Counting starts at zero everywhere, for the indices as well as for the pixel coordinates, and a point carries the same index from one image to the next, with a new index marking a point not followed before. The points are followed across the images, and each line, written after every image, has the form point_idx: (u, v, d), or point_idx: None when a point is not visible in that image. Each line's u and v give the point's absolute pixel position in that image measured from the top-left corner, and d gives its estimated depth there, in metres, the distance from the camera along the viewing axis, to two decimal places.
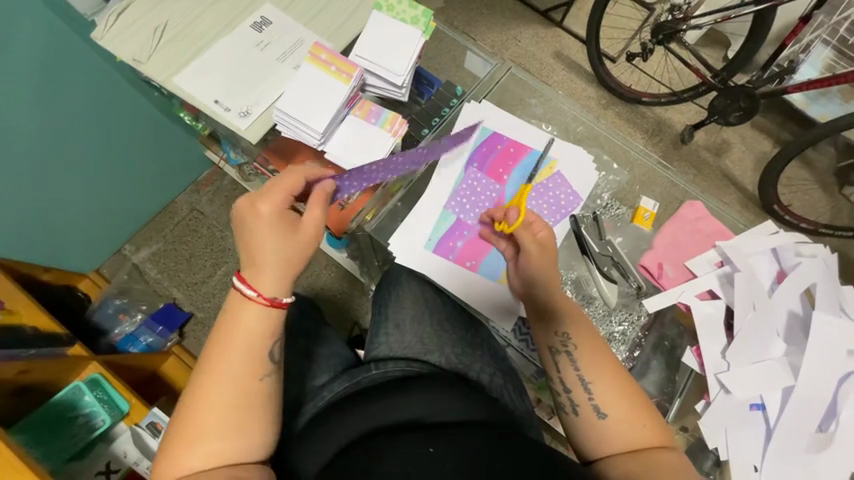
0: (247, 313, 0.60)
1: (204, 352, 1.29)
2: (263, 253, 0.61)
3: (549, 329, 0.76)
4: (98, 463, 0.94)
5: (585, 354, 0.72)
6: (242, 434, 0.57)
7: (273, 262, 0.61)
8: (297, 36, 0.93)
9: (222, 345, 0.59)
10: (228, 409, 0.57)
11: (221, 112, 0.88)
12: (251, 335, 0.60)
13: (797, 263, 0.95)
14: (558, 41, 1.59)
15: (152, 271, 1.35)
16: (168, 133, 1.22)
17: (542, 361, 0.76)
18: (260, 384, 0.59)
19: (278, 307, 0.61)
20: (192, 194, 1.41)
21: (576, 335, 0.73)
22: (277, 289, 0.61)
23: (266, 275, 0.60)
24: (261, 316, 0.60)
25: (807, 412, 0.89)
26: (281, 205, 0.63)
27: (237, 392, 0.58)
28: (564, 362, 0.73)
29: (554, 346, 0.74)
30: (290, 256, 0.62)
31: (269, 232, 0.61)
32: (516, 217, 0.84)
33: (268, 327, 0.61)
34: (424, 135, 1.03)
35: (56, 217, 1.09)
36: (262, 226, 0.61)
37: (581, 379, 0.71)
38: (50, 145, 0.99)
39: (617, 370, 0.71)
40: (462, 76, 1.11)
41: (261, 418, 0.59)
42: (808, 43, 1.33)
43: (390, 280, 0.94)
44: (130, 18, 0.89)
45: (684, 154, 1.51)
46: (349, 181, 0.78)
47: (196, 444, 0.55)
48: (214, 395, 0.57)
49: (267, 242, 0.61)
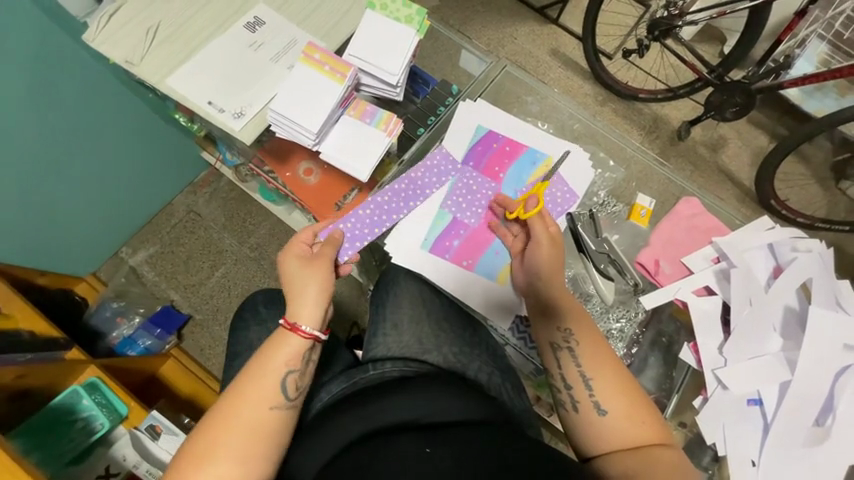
0: (285, 344, 0.70)
1: (202, 354, 1.30)
2: (298, 289, 0.72)
3: (550, 325, 0.76)
4: (97, 467, 0.95)
5: (587, 351, 0.73)
6: (246, 460, 0.62)
7: (309, 296, 0.72)
8: (291, 36, 0.93)
9: (254, 371, 0.67)
10: (243, 432, 0.63)
11: (215, 113, 0.88)
12: (276, 369, 0.68)
13: (793, 259, 0.96)
14: (554, 38, 1.59)
15: (150, 273, 1.35)
16: (164, 135, 1.22)
17: (543, 357, 0.76)
18: (274, 413, 0.65)
19: (295, 333, 0.70)
20: (189, 196, 1.40)
21: (579, 332, 0.74)
22: (314, 319, 0.71)
23: (302, 307, 0.71)
24: (295, 345, 0.70)
25: (804, 407, 0.90)
26: (302, 253, 0.77)
27: (250, 420, 0.64)
28: (566, 358, 0.73)
29: (557, 342, 0.75)
30: (319, 288, 0.73)
31: (300, 272, 0.74)
32: (536, 204, 0.83)
33: (295, 359, 0.69)
34: (419, 135, 1.03)
35: (52, 219, 1.09)
36: (291, 266, 0.74)
37: (582, 375, 0.71)
38: (45, 149, 0.99)
39: (618, 368, 0.72)
40: (458, 75, 1.12)
41: (266, 450, 0.63)
42: (804, 37, 1.32)
43: (387, 281, 0.94)
44: (122, 19, 0.89)
45: (680, 150, 1.51)
46: (356, 229, 0.89)
47: (205, 463, 0.61)
48: (230, 419, 0.63)
49: (298, 279, 0.73)
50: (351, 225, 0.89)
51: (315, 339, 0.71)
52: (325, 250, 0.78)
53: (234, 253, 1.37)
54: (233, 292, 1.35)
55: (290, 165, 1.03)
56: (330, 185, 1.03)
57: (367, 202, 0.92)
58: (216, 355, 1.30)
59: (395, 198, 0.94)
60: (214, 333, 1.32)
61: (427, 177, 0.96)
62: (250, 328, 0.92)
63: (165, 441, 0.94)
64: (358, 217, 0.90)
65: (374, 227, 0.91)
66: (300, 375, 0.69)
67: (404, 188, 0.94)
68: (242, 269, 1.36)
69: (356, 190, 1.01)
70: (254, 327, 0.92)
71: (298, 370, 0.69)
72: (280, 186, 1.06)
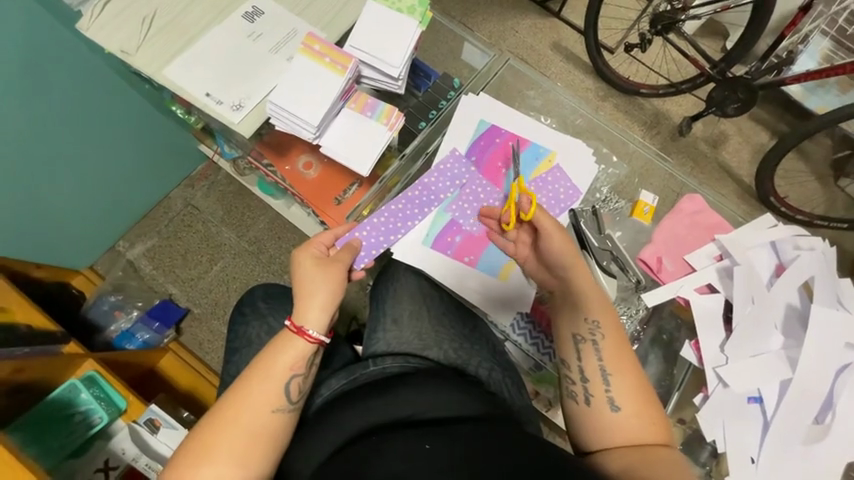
0: (290, 347, 0.68)
1: (201, 348, 1.29)
2: (310, 288, 0.71)
3: (577, 316, 0.74)
4: (97, 460, 0.95)
5: (610, 347, 0.72)
6: (243, 463, 0.61)
7: (319, 299, 0.70)
8: (290, 26, 0.92)
9: (257, 371, 0.66)
10: (240, 434, 0.62)
11: (213, 105, 0.86)
12: (280, 371, 0.67)
13: (796, 256, 0.95)
14: (556, 32, 1.57)
15: (147, 267, 1.33)
16: (161, 126, 1.20)
17: (561, 347, 0.75)
18: (274, 417, 0.64)
19: (301, 338, 0.68)
20: (186, 189, 1.38)
21: (606, 327, 0.73)
22: (320, 324, 0.69)
23: (311, 309, 0.69)
24: (299, 347, 0.68)
25: (803, 405, 0.90)
26: (318, 257, 0.75)
27: (252, 422, 0.63)
28: (588, 350, 0.72)
29: (581, 333, 0.73)
30: (329, 293, 0.71)
31: (312, 271, 0.72)
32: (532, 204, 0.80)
33: (299, 362, 0.68)
34: (421, 129, 1.00)
35: (48, 211, 1.08)
36: (307, 266, 0.72)
37: (602, 369, 0.71)
38: (39, 140, 0.97)
39: (636, 367, 0.72)
40: (459, 68, 1.09)
41: (263, 453, 0.63)
42: (807, 33, 1.32)
43: (387, 274, 0.92)
44: (117, 7, 0.87)
45: (681, 146, 1.51)
46: (372, 236, 0.89)
47: (200, 466, 0.60)
48: (229, 420, 0.63)
49: (310, 279, 0.71)
50: (366, 232, 0.89)
51: (320, 344, 0.70)
52: (342, 255, 0.77)
53: (232, 247, 1.36)
54: (232, 286, 1.34)
55: (289, 159, 1.02)
56: (331, 178, 1.02)
57: (382, 210, 0.92)
58: (214, 349, 1.29)
59: (410, 206, 0.93)
60: (212, 327, 1.31)
61: (443, 181, 0.95)
62: (249, 323, 0.91)
63: (165, 434, 0.95)
64: (374, 225, 0.90)
65: (389, 235, 0.91)
66: (304, 379, 0.69)
67: (418, 195, 0.94)
68: (240, 263, 1.35)
69: (357, 184, 1.01)
70: (253, 322, 0.91)
71: (303, 374, 0.68)
72: (278, 181, 1.04)
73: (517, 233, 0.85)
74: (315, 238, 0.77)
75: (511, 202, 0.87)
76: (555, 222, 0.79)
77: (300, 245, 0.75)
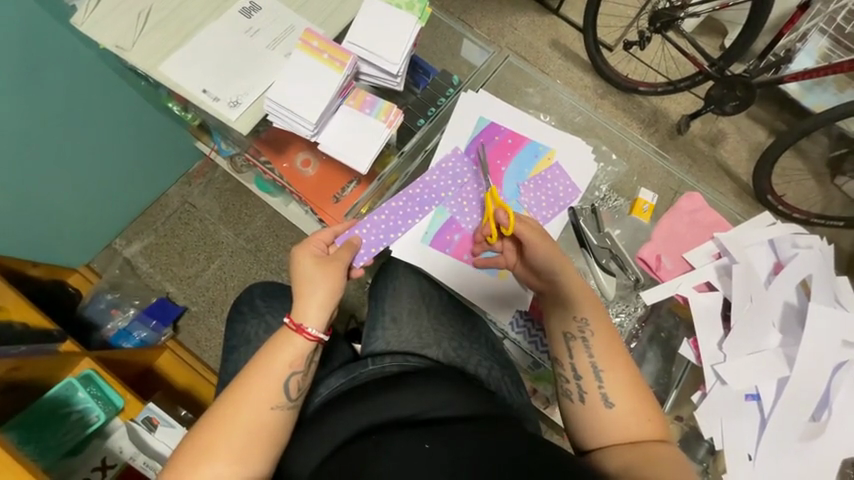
0: (288, 344, 0.68)
1: (198, 346, 1.29)
2: (309, 287, 0.70)
3: (566, 314, 0.75)
4: (94, 459, 0.94)
5: (601, 344, 0.72)
6: (241, 461, 0.61)
7: (317, 297, 0.70)
8: (288, 22, 0.91)
9: (255, 369, 0.66)
10: (239, 432, 0.62)
11: (210, 101, 0.86)
12: (279, 369, 0.66)
13: (794, 254, 0.96)
14: (555, 29, 1.57)
15: (145, 265, 1.33)
16: (157, 123, 1.19)
17: (553, 346, 0.75)
18: (272, 414, 0.64)
19: (299, 335, 0.68)
20: (184, 186, 1.38)
21: (596, 323, 0.73)
22: (318, 321, 0.69)
23: (309, 307, 0.69)
24: (298, 344, 0.68)
25: (800, 402, 0.90)
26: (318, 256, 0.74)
27: (252, 421, 0.63)
28: (578, 348, 0.73)
29: (571, 332, 0.74)
30: (328, 291, 0.70)
31: (311, 269, 0.71)
32: (506, 217, 0.83)
33: (296, 358, 0.68)
34: (419, 127, 1.02)
35: (44, 208, 1.07)
36: (306, 264, 0.72)
37: (594, 366, 0.71)
38: (33, 138, 0.97)
39: (630, 364, 0.72)
40: (458, 65, 1.09)
41: (262, 448, 0.62)
42: (805, 32, 1.31)
43: (387, 272, 0.91)
44: (113, 2, 0.86)
45: (680, 143, 1.51)
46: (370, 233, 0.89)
47: (199, 465, 0.60)
48: (228, 420, 0.62)
49: (309, 278, 0.71)
50: (366, 230, 0.90)
51: (319, 341, 0.69)
52: (341, 253, 0.76)
53: (230, 245, 1.35)
54: (229, 284, 1.33)
55: (287, 156, 1.01)
56: (329, 177, 1.01)
57: (382, 206, 0.92)
58: (212, 347, 1.29)
59: (409, 203, 0.93)
60: (208, 324, 1.30)
61: (441, 179, 0.94)
62: (248, 321, 0.91)
63: (162, 433, 0.94)
64: (374, 222, 0.91)
65: (389, 231, 0.91)
66: (303, 376, 0.68)
67: (418, 192, 0.94)
68: (237, 261, 1.35)
69: (355, 183, 1.00)
70: (252, 321, 0.91)
71: (301, 371, 0.68)
72: (276, 179, 1.04)
73: (502, 243, 0.86)
74: (314, 236, 0.76)
75: (490, 215, 0.88)
76: (536, 225, 0.80)
77: (298, 244, 0.75)
